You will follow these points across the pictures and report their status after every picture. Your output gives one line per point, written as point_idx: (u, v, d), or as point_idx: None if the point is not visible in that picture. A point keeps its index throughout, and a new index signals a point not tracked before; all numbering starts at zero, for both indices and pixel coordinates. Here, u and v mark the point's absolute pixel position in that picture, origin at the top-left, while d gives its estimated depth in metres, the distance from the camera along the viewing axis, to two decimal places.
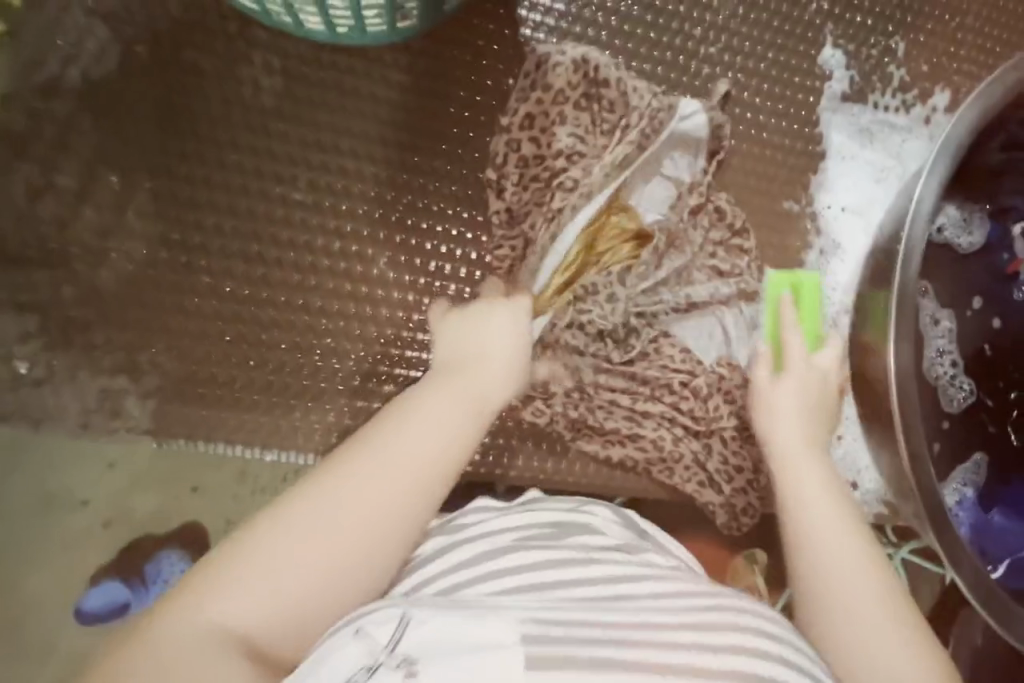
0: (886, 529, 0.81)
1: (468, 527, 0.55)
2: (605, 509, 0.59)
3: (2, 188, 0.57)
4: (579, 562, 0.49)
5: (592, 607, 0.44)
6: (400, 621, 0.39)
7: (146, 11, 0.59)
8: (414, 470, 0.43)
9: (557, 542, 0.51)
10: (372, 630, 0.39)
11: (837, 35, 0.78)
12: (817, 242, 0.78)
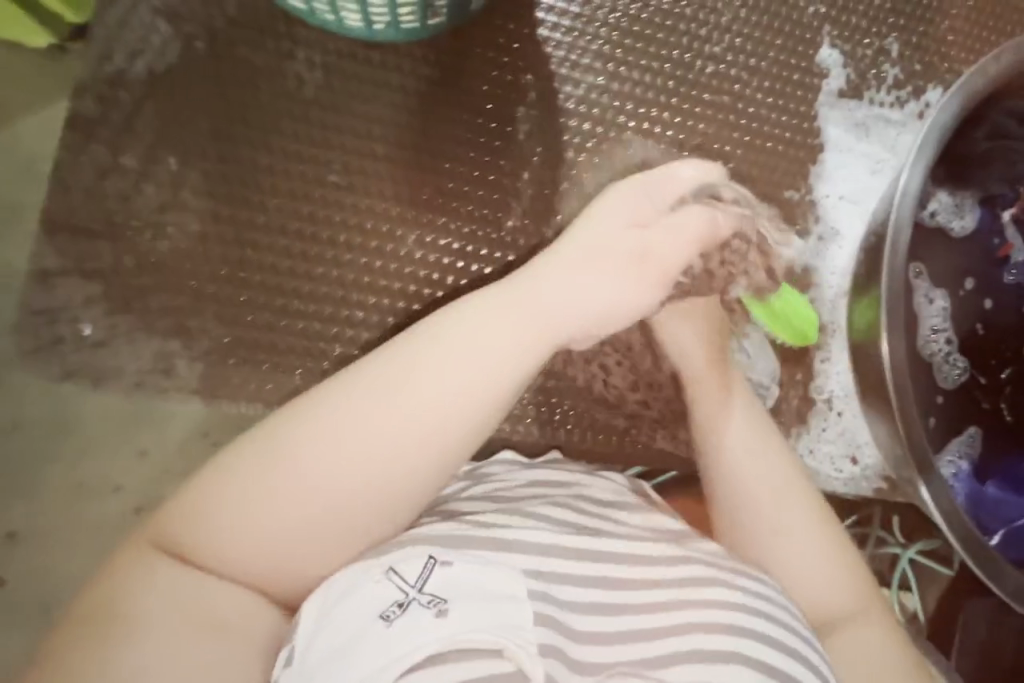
0: (894, 527, 0.85)
1: (490, 478, 0.60)
2: (621, 478, 0.63)
3: (76, 167, 0.65)
4: (585, 515, 0.55)
5: (589, 562, 0.51)
6: (427, 563, 0.46)
7: (205, 13, 0.67)
8: (409, 440, 0.47)
9: (569, 497, 0.57)
10: (402, 569, 0.45)
11: (834, 36, 0.84)
12: (817, 229, 0.82)
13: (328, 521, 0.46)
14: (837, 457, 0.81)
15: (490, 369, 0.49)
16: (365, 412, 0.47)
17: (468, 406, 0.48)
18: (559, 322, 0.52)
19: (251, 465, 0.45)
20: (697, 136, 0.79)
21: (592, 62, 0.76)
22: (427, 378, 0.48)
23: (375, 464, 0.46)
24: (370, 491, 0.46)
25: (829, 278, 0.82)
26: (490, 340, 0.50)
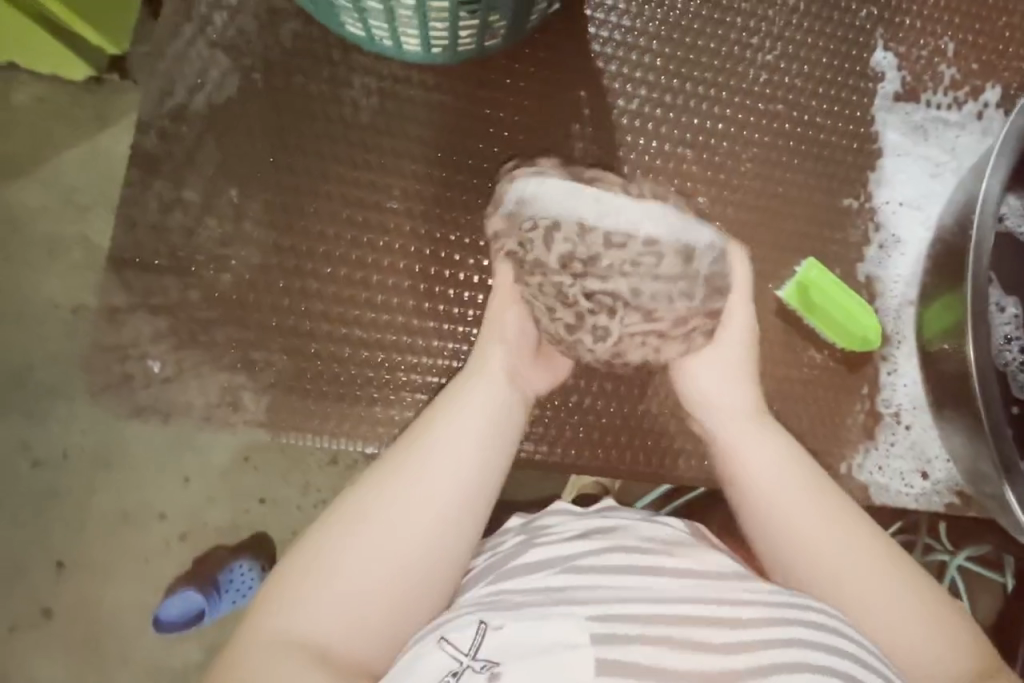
0: (942, 534, 0.90)
1: (548, 529, 0.60)
2: (678, 522, 0.63)
3: (139, 203, 0.64)
4: (638, 557, 0.56)
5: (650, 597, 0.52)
6: (478, 629, 0.50)
7: (262, 43, 0.67)
8: (412, 534, 0.53)
9: (623, 539, 0.58)
10: (453, 639, 0.49)
11: (888, 38, 0.82)
12: (877, 237, 0.80)
13: (378, 585, 0.51)
14: (907, 472, 0.78)
15: (467, 449, 0.57)
16: (380, 496, 0.54)
17: (470, 468, 0.56)
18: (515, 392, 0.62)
19: (299, 566, 0.52)
20: (752, 147, 0.78)
21: (644, 75, 0.75)
22: (426, 454, 0.56)
23: (394, 557, 0.52)
24: (408, 555, 0.52)
25: (892, 287, 0.80)
26: (473, 412, 0.59)
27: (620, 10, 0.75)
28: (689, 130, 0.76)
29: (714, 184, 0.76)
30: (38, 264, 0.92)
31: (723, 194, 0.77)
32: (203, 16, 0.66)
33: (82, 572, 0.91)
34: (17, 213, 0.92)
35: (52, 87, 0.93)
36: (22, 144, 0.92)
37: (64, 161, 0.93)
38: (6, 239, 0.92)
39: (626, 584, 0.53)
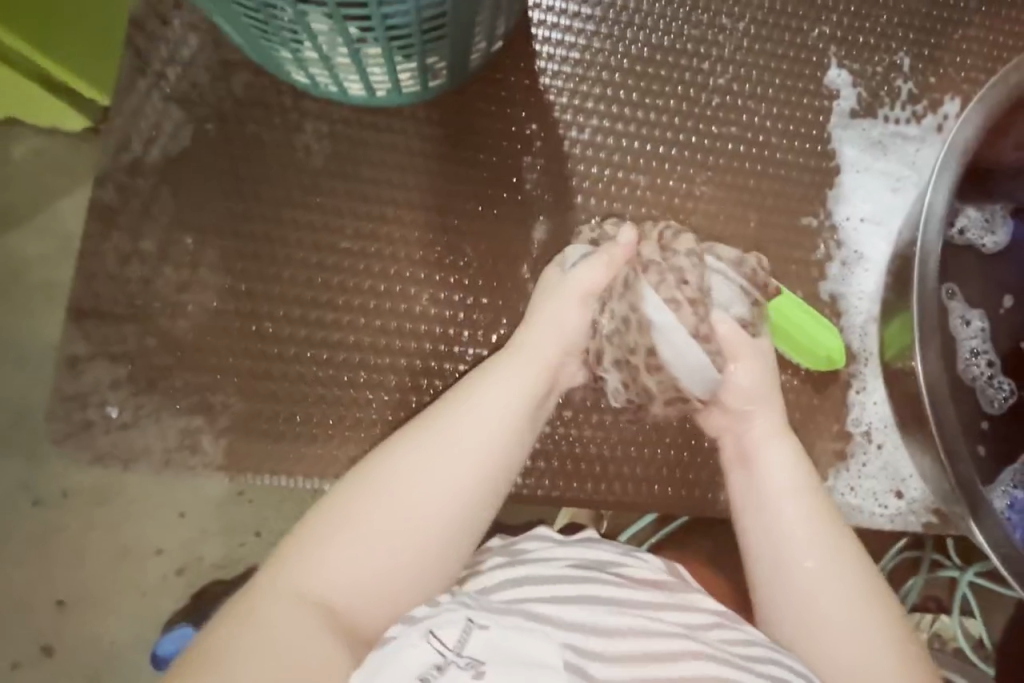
0: (951, 549, 0.89)
1: (528, 556, 0.59)
2: (656, 558, 0.62)
3: (97, 255, 0.66)
4: (619, 594, 0.56)
5: (637, 631, 0.53)
6: (465, 626, 0.49)
7: (216, 95, 0.68)
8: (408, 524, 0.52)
9: (606, 576, 0.58)
10: (441, 633, 0.48)
11: (841, 56, 0.81)
12: (839, 254, 0.80)
13: (393, 565, 0.51)
14: (880, 492, 0.78)
15: (475, 443, 0.56)
16: (406, 476, 0.54)
17: (497, 459, 0.56)
18: (530, 388, 0.59)
19: (317, 533, 0.51)
20: (707, 170, 0.78)
21: (594, 106, 0.76)
22: (456, 444, 0.55)
23: (389, 543, 0.52)
24: (412, 536, 0.52)
25: (856, 304, 0.79)
26: (504, 400, 0.58)
27: (569, 44, 0.76)
28: (643, 156, 0.77)
29: (671, 209, 0.77)
30: (25, 309, 0.94)
31: (681, 219, 0.77)
32: (158, 71, 0.68)
33: (78, 611, 0.92)
34: (14, 262, 0.95)
35: (45, 139, 0.96)
36: (16, 196, 0.95)
37: (58, 208, 0.96)
38: (4, 287, 0.94)
39: (603, 621, 0.54)
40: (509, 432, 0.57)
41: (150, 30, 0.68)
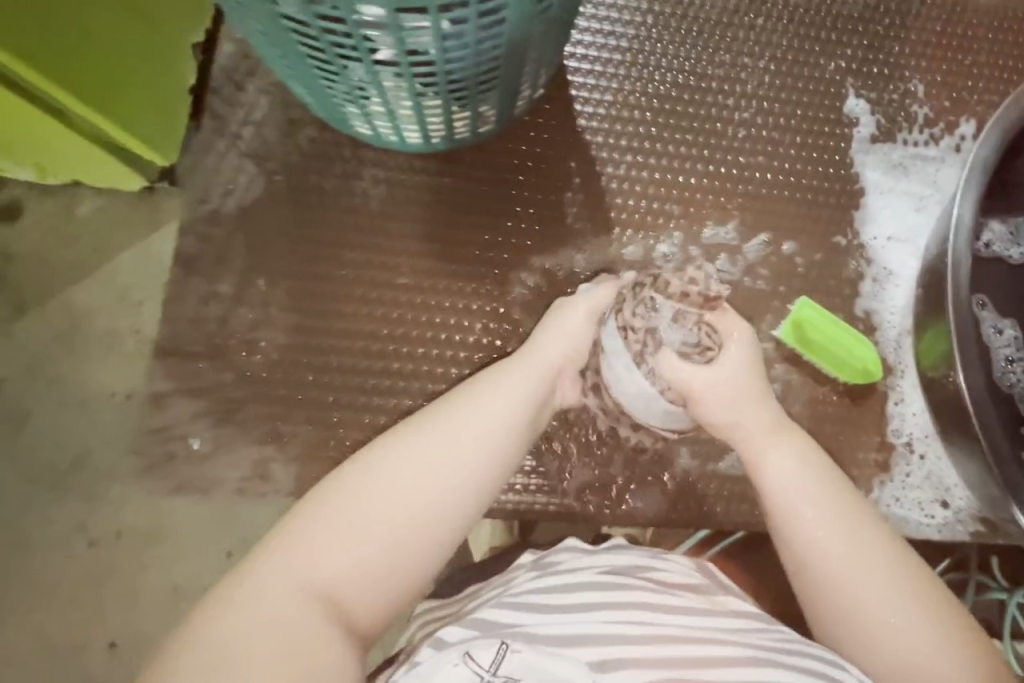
0: (998, 571, 0.88)
1: (558, 566, 0.57)
2: (684, 558, 0.60)
3: (178, 299, 0.72)
4: (646, 592, 0.54)
5: (666, 631, 0.52)
6: (499, 649, 0.49)
7: (284, 150, 0.75)
8: (404, 521, 0.49)
9: (633, 575, 0.56)
10: (477, 655, 0.49)
11: (858, 86, 0.86)
12: (869, 271, 0.83)
13: (400, 555, 0.49)
14: (926, 502, 0.81)
15: (473, 442, 0.54)
16: (416, 463, 0.52)
17: (504, 456, 0.55)
18: (529, 392, 0.58)
19: (325, 513, 0.49)
20: (736, 197, 0.82)
21: (627, 143, 0.81)
22: (458, 439, 0.53)
23: (381, 539, 0.49)
24: (406, 532, 0.49)
25: (888, 318, 0.82)
26: (503, 401, 0.57)
27: (602, 88, 0.82)
28: (676, 186, 0.81)
29: (705, 236, 0.81)
30: (91, 357, 0.97)
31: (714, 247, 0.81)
32: (234, 131, 0.75)
33: (130, 658, 0.92)
34: (75, 312, 0.97)
35: (110, 198, 0.99)
36: (77, 249, 0.98)
37: (123, 262, 0.99)
38: (67, 338, 0.96)
39: (631, 617, 0.52)
40: (506, 432, 0.55)
41: (227, 95, 0.75)
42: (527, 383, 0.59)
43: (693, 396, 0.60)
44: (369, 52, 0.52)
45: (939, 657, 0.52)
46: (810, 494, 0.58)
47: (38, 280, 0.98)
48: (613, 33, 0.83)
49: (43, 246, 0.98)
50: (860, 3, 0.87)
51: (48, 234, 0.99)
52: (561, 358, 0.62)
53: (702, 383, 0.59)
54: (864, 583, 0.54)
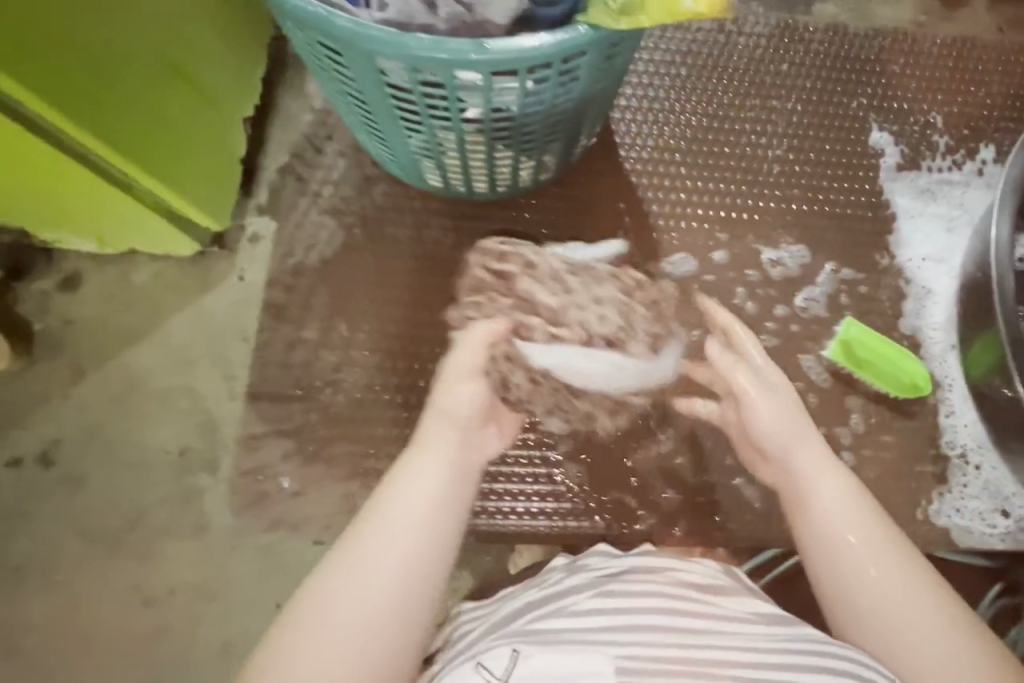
0: None
1: (588, 567, 0.62)
2: (713, 562, 0.63)
3: (269, 346, 0.78)
4: (669, 594, 0.57)
5: (702, 629, 0.54)
6: (511, 657, 0.51)
7: (359, 204, 0.81)
8: (374, 607, 0.52)
9: (654, 574, 0.59)
10: (488, 664, 0.51)
11: (882, 121, 0.92)
12: (908, 290, 0.87)
13: (385, 654, 0.51)
14: (986, 512, 0.83)
15: (417, 510, 0.55)
16: (366, 568, 0.52)
17: (445, 511, 0.56)
18: (455, 447, 0.59)
19: (299, 629, 0.51)
20: (775, 228, 0.88)
21: (668, 183, 0.87)
22: (400, 514, 0.54)
23: (358, 635, 0.51)
24: (377, 618, 0.51)
25: (931, 334, 0.86)
26: (437, 462, 0.58)
27: (643, 135, 0.88)
28: (718, 221, 0.87)
29: (749, 265, 0.87)
30: (149, 417, 0.89)
31: (773, 274, 0.87)
32: (314, 190, 0.82)
33: None
34: (132, 373, 0.90)
35: (165, 262, 0.92)
36: (135, 312, 0.91)
37: (176, 323, 0.91)
38: (123, 397, 0.89)
39: (645, 621, 0.54)
40: (444, 489, 0.57)
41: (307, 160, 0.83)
42: (452, 439, 0.60)
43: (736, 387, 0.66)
44: (459, 112, 0.58)
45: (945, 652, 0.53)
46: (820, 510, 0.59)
47: (93, 349, 0.90)
48: (650, 86, 0.90)
49: (97, 314, 0.91)
50: (876, 46, 0.94)
51: (105, 301, 0.92)
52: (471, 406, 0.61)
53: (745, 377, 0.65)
54: (866, 586, 0.56)
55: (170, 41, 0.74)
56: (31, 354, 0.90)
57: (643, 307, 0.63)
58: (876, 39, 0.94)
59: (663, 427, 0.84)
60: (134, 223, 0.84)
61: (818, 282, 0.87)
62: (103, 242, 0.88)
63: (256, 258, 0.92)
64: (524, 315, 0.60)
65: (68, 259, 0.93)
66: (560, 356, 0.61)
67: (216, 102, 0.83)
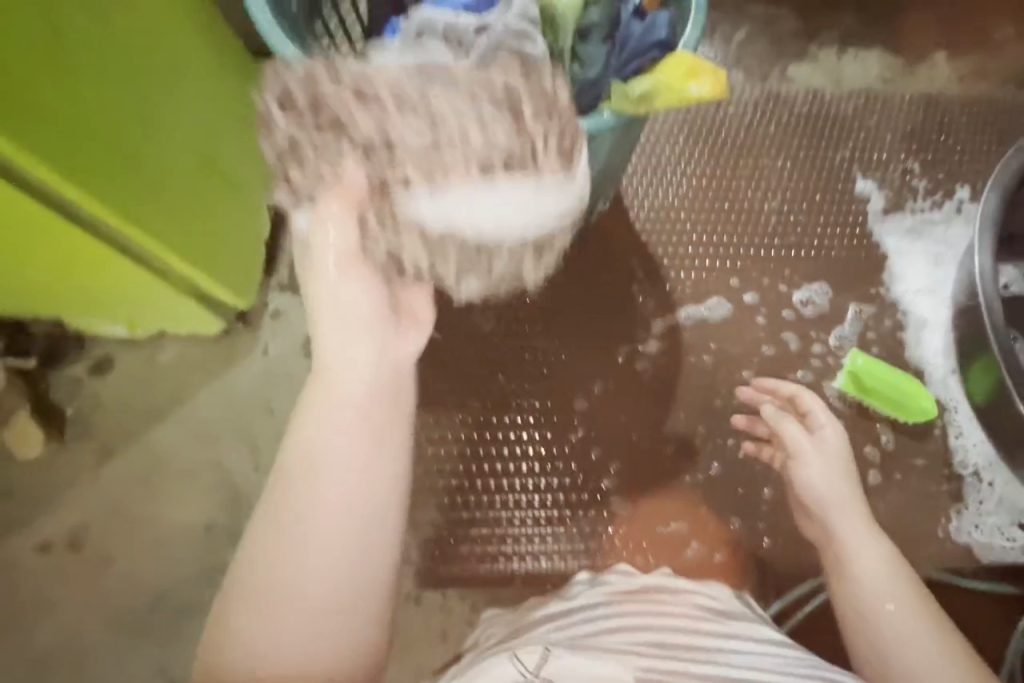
0: None
1: (612, 583, 0.67)
2: (721, 588, 0.67)
3: None
4: (690, 624, 0.60)
5: (714, 650, 0.58)
6: (542, 654, 0.55)
7: None
8: (323, 526, 0.54)
9: (673, 597, 0.63)
10: (523, 657, 0.54)
11: (864, 170, 1.01)
12: (906, 321, 0.94)
13: (350, 561, 0.55)
14: (1005, 527, 0.87)
15: (336, 428, 0.57)
16: (305, 494, 0.55)
17: (364, 422, 0.57)
18: (354, 358, 0.59)
19: (260, 565, 0.54)
20: (775, 273, 0.96)
21: (675, 237, 0.96)
22: (319, 438, 0.56)
23: (317, 556, 0.54)
24: (329, 535, 0.54)
25: (932, 361, 0.93)
26: (343, 378, 0.58)
27: (646, 196, 0.98)
28: (723, 270, 0.96)
29: (755, 308, 0.95)
30: (182, 491, 0.94)
31: (806, 312, 0.95)
32: None
33: None
34: (158, 453, 0.95)
35: (192, 343, 0.98)
36: (158, 394, 0.96)
37: (204, 401, 0.97)
38: (148, 478, 0.94)
39: (675, 644, 0.58)
40: (354, 399, 0.58)
41: None
42: (353, 349, 0.59)
43: (784, 436, 0.80)
44: None
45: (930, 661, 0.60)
46: (852, 526, 0.70)
47: (121, 432, 0.95)
48: (650, 151, 1.00)
49: (127, 396, 0.96)
50: (850, 105, 1.04)
51: (132, 385, 0.97)
52: (359, 298, 0.59)
53: (791, 431, 0.80)
54: (878, 600, 0.64)
55: (202, 143, 0.80)
56: (62, 436, 0.95)
57: (542, 111, 0.54)
58: (850, 101, 1.04)
59: (694, 461, 0.90)
60: (168, 308, 0.89)
61: (846, 322, 0.94)
62: (133, 325, 0.93)
63: (279, 332, 0.99)
64: (389, 163, 0.53)
65: (98, 345, 0.97)
66: (448, 203, 0.54)
67: (240, 190, 0.89)
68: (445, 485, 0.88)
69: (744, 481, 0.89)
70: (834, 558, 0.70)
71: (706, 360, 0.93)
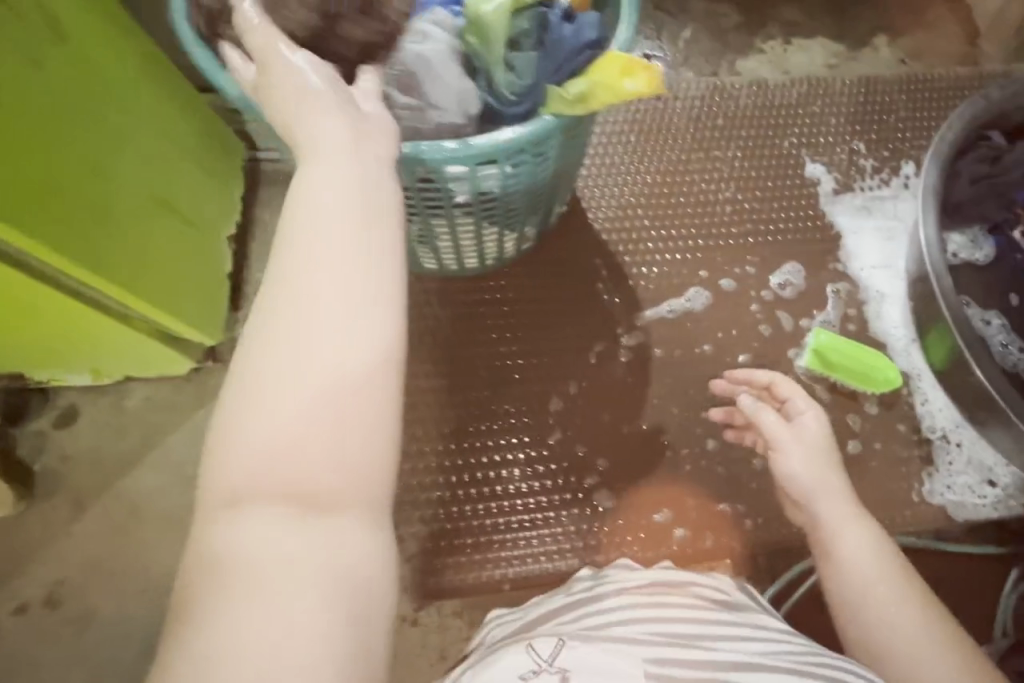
0: None
1: (608, 579, 0.68)
2: (723, 578, 0.69)
3: None
4: (699, 607, 0.62)
5: (707, 628, 0.59)
6: (558, 644, 0.55)
7: None
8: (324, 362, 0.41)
9: (674, 589, 0.64)
10: (538, 646, 0.54)
11: (812, 154, 1.04)
12: (864, 296, 0.97)
13: (361, 410, 0.41)
14: (976, 485, 0.90)
15: (325, 246, 0.44)
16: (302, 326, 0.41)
17: (355, 236, 0.44)
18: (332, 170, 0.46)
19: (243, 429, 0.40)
20: (734, 261, 0.98)
21: (635, 234, 0.99)
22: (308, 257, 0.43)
23: (321, 403, 0.40)
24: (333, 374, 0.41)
25: (892, 332, 0.95)
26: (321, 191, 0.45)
27: (603, 197, 1.00)
28: (683, 262, 0.98)
29: (718, 296, 0.97)
30: (160, 531, 0.93)
31: (786, 293, 0.97)
32: None
33: None
34: (133, 498, 0.94)
35: (159, 384, 0.98)
36: (128, 437, 0.96)
37: (177, 440, 0.96)
38: (124, 525, 0.93)
39: (680, 625, 0.58)
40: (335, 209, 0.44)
41: None
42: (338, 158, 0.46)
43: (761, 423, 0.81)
44: (452, 198, 0.69)
45: (920, 639, 0.60)
46: (839, 512, 0.70)
47: (92, 481, 0.95)
48: (604, 153, 1.02)
49: (95, 442, 0.96)
50: (793, 93, 1.07)
51: (101, 432, 0.96)
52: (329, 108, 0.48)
53: (763, 417, 0.81)
54: (870, 583, 0.64)
55: (157, 185, 0.81)
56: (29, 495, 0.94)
57: None
58: (793, 89, 1.07)
59: (671, 451, 0.91)
60: (134, 350, 0.89)
61: (828, 308, 0.96)
62: (98, 372, 0.93)
63: None
64: None
65: (62, 394, 0.98)
66: None
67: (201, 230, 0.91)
68: (431, 497, 0.89)
69: (720, 466, 0.91)
70: (822, 545, 0.70)
71: (674, 351, 0.94)
